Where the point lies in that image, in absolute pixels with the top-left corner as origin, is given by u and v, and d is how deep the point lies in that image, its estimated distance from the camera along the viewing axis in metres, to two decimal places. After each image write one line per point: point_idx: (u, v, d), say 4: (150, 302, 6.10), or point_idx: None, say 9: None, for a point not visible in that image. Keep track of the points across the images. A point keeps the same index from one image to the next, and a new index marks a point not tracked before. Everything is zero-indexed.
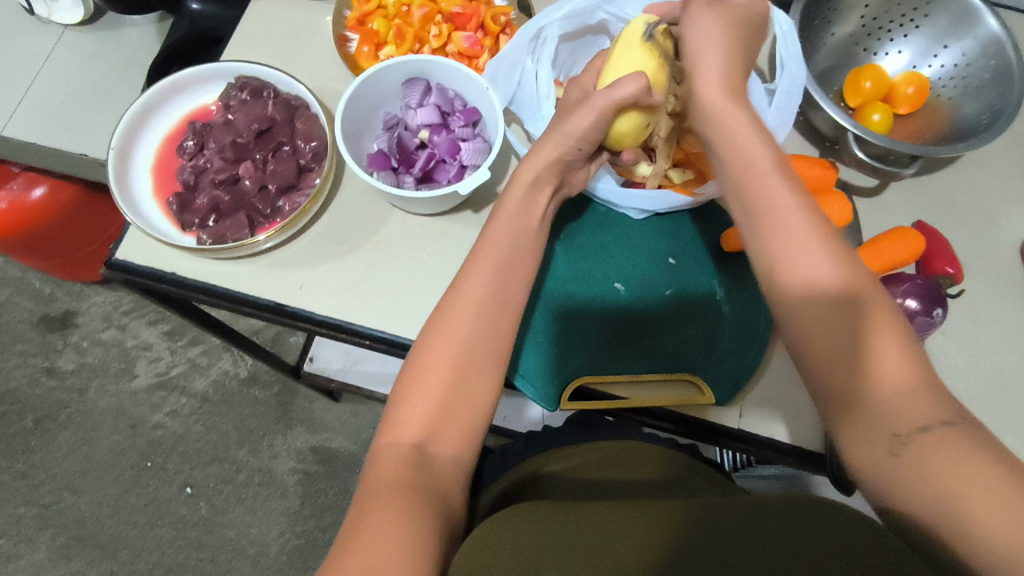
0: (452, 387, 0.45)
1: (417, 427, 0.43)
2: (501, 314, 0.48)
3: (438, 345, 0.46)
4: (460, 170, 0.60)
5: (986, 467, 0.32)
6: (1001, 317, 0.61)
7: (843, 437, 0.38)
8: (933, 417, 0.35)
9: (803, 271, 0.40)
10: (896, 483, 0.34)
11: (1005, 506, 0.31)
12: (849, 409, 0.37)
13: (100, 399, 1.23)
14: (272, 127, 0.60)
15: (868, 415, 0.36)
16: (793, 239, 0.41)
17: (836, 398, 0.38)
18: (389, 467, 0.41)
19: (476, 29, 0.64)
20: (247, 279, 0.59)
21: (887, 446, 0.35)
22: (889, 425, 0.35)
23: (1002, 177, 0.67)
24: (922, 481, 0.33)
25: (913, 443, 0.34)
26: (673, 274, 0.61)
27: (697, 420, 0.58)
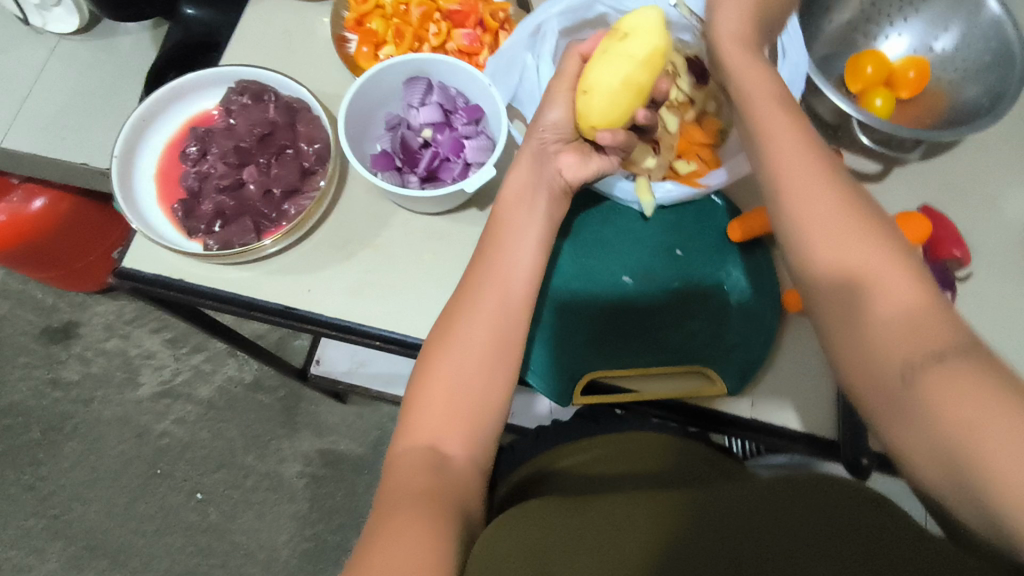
0: (457, 387, 0.45)
1: (430, 426, 0.44)
2: (508, 303, 0.48)
3: (445, 346, 0.46)
4: (465, 167, 0.59)
5: (996, 390, 0.33)
6: (1007, 299, 0.62)
7: (851, 354, 0.39)
8: (948, 343, 0.35)
9: (818, 223, 0.41)
10: (912, 408, 0.35)
11: (1013, 426, 0.31)
12: (856, 328, 0.39)
13: (105, 408, 1.23)
14: (274, 131, 0.60)
15: (872, 337, 0.38)
16: (817, 198, 0.41)
17: (843, 323, 0.40)
18: (407, 472, 0.42)
19: (475, 26, 0.64)
20: (255, 285, 0.59)
21: (899, 374, 0.36)
22: (901, 349, 0.36)
23: (1005, 159, 0.67)
24: (934, 411, 0.34)
25: (925, 370, 0.35)
26: (678, 266, 0.61)
27: (707, 409, 0.58)
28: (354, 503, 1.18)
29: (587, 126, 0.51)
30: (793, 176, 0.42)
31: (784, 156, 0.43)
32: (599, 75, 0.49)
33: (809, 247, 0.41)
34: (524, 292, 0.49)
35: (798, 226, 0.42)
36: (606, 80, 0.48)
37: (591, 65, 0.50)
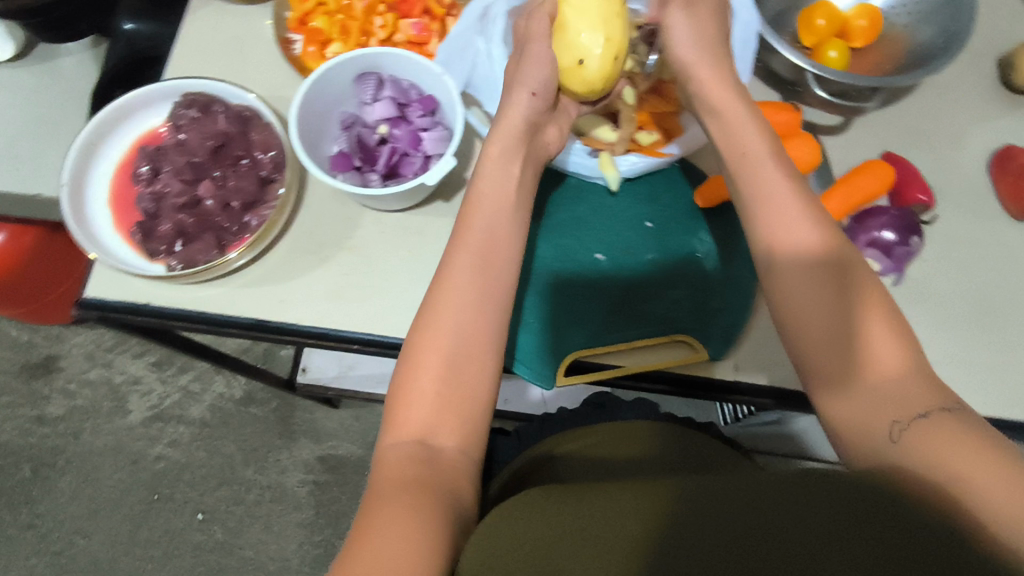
0: (443, 384, 0.44)
1: (417, 424, 0.43)
2: (490, 287, 0.46)
3: (428, 339, 0.45)
4: (425, 161, 0.57)
5: (978, 443, 0.33)
6: (977, 237, 0.63)
7: (840, 424, 0.39)
8: (932, 404, 0.36)
9: (803, 290, 0.42)
10: (898, 457, 0.35)
11: (996, 472, 0.32)
12: (848, 395, 0.39)
13: (96, 439, 1.21)
14: (227, 141, 0.58)
15: (865, 401, 0.38)
16: (792, 219, 0.44)
17: (836, 388, 0.40)
18: (394, 466, 0.41)
19: (422, 15, 0.62)
20: (224, 300, 0.58)
21: (886, 436, 0.36)
22: (889, 410, 0.37)
23: (964, 98, 0.68)
24: (923, 461, 0.34)
25: (910, 430, 0.35)
26: (653, 238, 0.61)
27: (692, 377, 0.58)
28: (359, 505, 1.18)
29: (601, 79, 0.53)
30: (778, 232, 0.44)
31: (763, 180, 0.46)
32: (609, 28, 0.52)
33: (797, 315, 0.42)
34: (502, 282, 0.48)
35: (786, 292, 0.43)
36: (609, 52, 0.52)
37: (578, 28, 0.51)
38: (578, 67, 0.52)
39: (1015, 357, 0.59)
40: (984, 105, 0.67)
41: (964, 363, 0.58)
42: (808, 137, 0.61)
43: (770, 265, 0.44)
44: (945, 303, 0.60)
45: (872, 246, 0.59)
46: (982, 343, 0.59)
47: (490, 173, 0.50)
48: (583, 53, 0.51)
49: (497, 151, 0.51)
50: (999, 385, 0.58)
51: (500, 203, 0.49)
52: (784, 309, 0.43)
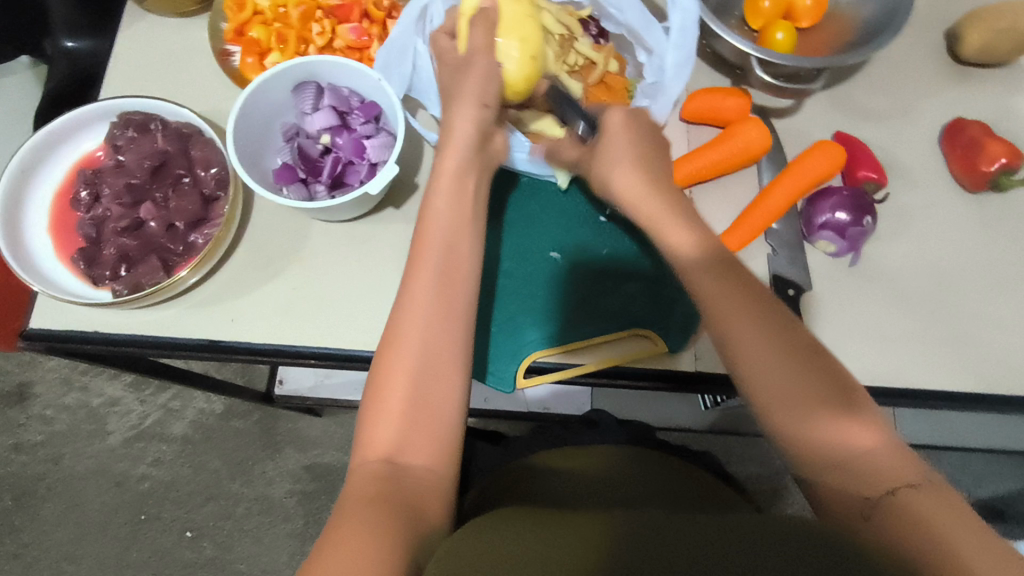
0: (411, 403, 0.41)
1: (388, 441, 0.41)
2: (453, 295, 0.45)
3: (397, 351, 0.43)
4: (371, 169, 0.56)
5: (965, 520, 0.32)
6: (931, 210, 0.63)
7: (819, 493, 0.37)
8: (906, 477, 0.34)
9: (759, 365, 0.38)
10: (879, 534, 0.33)
11: (985, 552, 0.30)
12: (821, 459, 0.36)
13: (77, 464, 1.20)
14: (167, 161, 0.56)
15: (838, 468, 0.35)
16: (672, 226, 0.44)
17: (805, 454, 0.37)
18: (363, 484, 0.39)
19: (360, 19, 0.61)
20: (177, 323, 0.57)
21: (858, 513, 0.34)
22: (863, 485, 0.35)
23: (913, 71, 0.68)
24: (906, 538, 0.32)
25: (888, 502, 0.33)
26: (607, 232, 0.60)
27: (650, 371, 0.57)
28: None
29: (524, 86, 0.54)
30: (723, 306, 0.40)
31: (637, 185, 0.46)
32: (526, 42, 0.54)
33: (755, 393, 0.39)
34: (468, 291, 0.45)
35: (742, 367, 0.39)
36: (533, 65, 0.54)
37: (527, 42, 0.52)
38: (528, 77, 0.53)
39: (974, 328, 0.59)
40: (933, 78, 0.67)
41: (924, 338, 0.58)
42: (758, 120, 0.60)
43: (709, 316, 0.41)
44: (903, 279, 0.60)
45: (825, 228, 0.59)
46: (941, 317, 0.59)
47: (445, 184, 0.47)
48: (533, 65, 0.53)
49: (449, 164, 0.48)
50: (959, 357, 0.58)
51: (459, 207, 0.47)
52: (742, 382, 0.39)
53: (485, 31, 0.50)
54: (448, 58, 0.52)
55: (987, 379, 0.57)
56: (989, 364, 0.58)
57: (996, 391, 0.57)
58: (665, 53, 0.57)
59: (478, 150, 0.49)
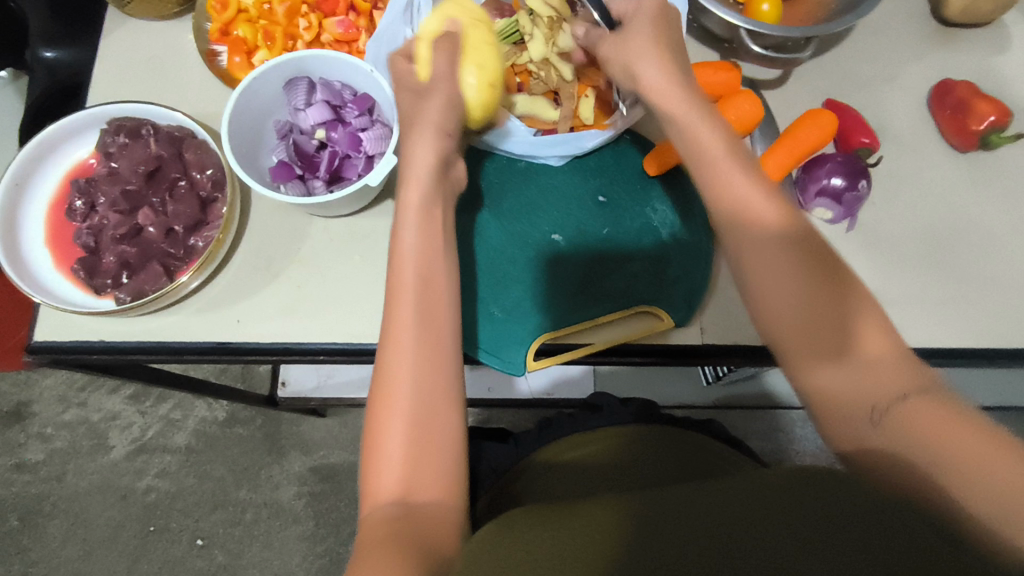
0: (412, 443, 0.41)
1: (397, 485, 0.40)
2: (434, 324, 0.44)
3: (387, 390, 0.42)
4: (368, 161, 0.56)
5: (958, 421, 0.34)
6: (921, 173, 0.64)
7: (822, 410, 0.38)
8: (907, 385, 0.36)
9: (774, 282, 0.40)
10: (881, 446, 0.35)
11: (984, 452, 0.33)
12: (821, 355, 0.38)
13: (81, 480, 1.19)
14: (161, 165, 0.56)
15: (841, 369, 0.38)
16: (731, 170, 0.44)
17: (803, 345, 0.39)
18: (376, 529, 0.38)
19: (347, 12, 0.61)
20: (180, 328, 0.57)
21: (867, 418, 0.36)
22: (868, 392, 0.36)
23: (897, 37, 0.68)
24: (911, 443, 0.34)
25: (891, 412, 0.35)
26: (606, 213, 0.60)
27: (659, 346, 0.57)
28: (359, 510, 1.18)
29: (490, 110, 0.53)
30: (746, 239, 0.42)
31: (700, 136, 0.45)
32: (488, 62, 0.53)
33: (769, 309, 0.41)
34: (452, 324, 0.45)
35: (757, 284, 0.41)
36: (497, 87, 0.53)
37: (480, 61, 0.51)
38: (488, 98, 0.52)
39: (970, 287, 0.60)
40: (916, 42, 0.68)
41: (923, 300, 0.59)
42: (752, 95, 0.60)
43: (720, 215, 0.44)
44: (896, 243, 0.61)
45: (821, 195, 0.60)
46: (936, 277, 0.60)
47: (411, 217, 0.46)
48: (492, 83, 0.52)
49: (416, 195, 0.47)
50: (958, 317, 0.59)
51: (431, 238, 0.46)
52: (745, 286, 0.42)
53: (446, 58, 0.49)
54: (408, 83, 0.51)
55: (985, 337, 0.58)
56: (985, 321, 0.59)
57: (996, 347, 0.58)
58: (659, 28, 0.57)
59: (438, 178, 0.48)
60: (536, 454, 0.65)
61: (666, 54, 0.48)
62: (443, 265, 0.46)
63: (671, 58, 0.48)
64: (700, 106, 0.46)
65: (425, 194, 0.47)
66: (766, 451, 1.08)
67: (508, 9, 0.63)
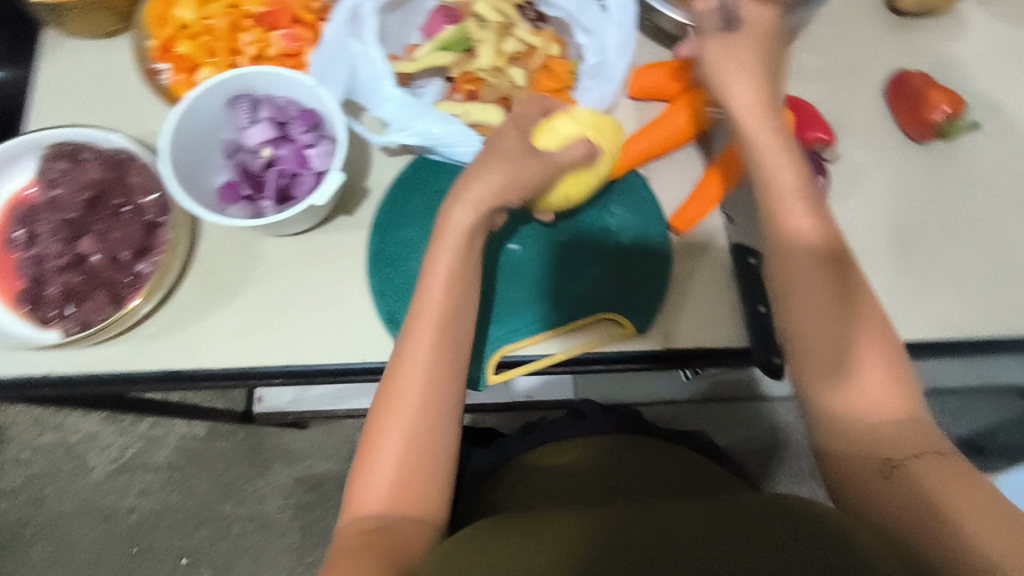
0: (403, 461, 0.43)
1: (381, 498, 0.42)
2: (444, 351, 0.45)
3: (390, 408, 0.44)
4: (317, 178, 0.54)
5: (967, 483, 0.36)
6: (881, 165, 0.63)
7: (834, 462, 0.42)
8: (923, 447, 0.39)
9: (809, 331, 0.44)
10: (884, 499, 0.38)
11: (987, 511, 0.35)
12: (845, 408, 0.41)
13: (62, 503, 1.17)
14: (104, 191, 0.54)
15: (866, 422, 0.41)
16: (782, 164, 0.47)
17: (830, 397, 0.42)
18: (353, 539, 0.40)
19: (291, 25, 0.59)
20: (132, 356, 0.55)
21: (879, 471, 0.39)
22: (882, 449, 0.40)
23: (852, 27, 0.68)
24: (916, 495, 0.37)
25: (901, 469, 0.38)
26: (564, 219, 0.60)
27: (620, 354, 0.56)
28: None
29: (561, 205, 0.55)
30: (799, 279, 0.45)
31: (761, 143, 0.48)
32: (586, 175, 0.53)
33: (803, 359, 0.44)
34: (462, 353, 0.46)
35: (800, 328, 0.44)
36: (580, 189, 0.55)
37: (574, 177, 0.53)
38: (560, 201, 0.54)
39: (930, 278, 0.60)
40: (872, 32, 0.68)
41: (883, 294, 0.59)
42: (704, 94, 0.60)
43: (773, 254, 0.47)
44: (859, 236, 0.61)
45: None
46: (899, 269, 0.60)
47: (448, 243, 0.47)
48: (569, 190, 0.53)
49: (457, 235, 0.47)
50: (919, 310, 0.59)
51: (461, 268, 0.46)
52: (787, 338, 0.45)
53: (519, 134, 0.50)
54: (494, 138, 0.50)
55: (947, 328, 0.58)
56: (949, 312, 0.59)
57: (957, 338, 0.58)
58: (607, 32, 0.57)
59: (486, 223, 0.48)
60: (514, 457, 0.64)
61: (757, 67, 0.49)
62: (467, 297, 0.47)
63: (773, 99, 0.49)
64: (767, 121, 0.48)
65: (462, 229, 0.46)
66: (753, 438, 1.07)
67: (457, 14, 0.61)
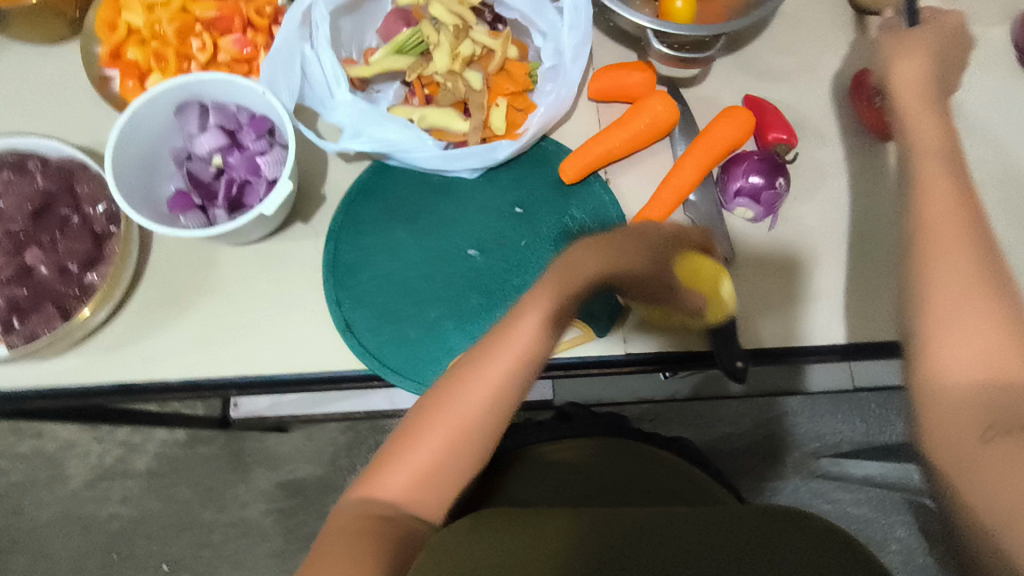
0: (430, 461, 0.45)
1: (394, 489, 0.44)
2: (510, 376, 0.46)
3: (441, 411, 0.45)
4: (269, 186, 0.53)
5: None
6: (847, 165, 0.63)
7: (938, 401, 0.38)
8: None
9: (947, 274, 0.40)
10: (975, 464, 0.35)
11: None
12: (954, 359, 0.38)
13: (41, 512, 1.16)
14: (51, 201, 0.53)
15: (981, 374, 0.38)
16: (929, 124, 0.47)
17: (938, 342, 0.39)
18: (353, 514, 0.43)
19: (243, 29, 0.58)
20: (84, 370, 0.54)
21: (979, 433, 0.36)
22: (983, 416, 0.37)
23: (816, 26, 0.67)
24: (1003, 472, 0.34)
25: (999, 442, 0.35)
26: (525, 224, 0.59)
27: (579, 359, 0.56)
28: None
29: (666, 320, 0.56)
30: (939, 239, 0.41)
31: (908, 104, 0.48)
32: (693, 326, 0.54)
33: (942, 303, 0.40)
34: (521, 378, 0.46)
35: (928, 279, 0.40)
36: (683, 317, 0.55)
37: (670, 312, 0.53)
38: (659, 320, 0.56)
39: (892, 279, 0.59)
40: (837, 30, 0.67)
41: (844, 294, 0.58)
42: (664, 94, 0.59)
43: (921, 206, 0.43)
44: (824, 238, 0.60)
45: (740, 195, 0.59)
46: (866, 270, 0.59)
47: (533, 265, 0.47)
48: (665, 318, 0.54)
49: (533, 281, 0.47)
50: (881, 311, 0.58)
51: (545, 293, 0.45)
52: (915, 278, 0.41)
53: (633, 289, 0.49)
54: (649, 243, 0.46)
55: None
56: None
57: None
58: (562, 35, 0.56)
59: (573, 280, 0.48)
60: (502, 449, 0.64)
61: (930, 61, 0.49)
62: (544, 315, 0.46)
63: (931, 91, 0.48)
64: (928, 91, 0.48)
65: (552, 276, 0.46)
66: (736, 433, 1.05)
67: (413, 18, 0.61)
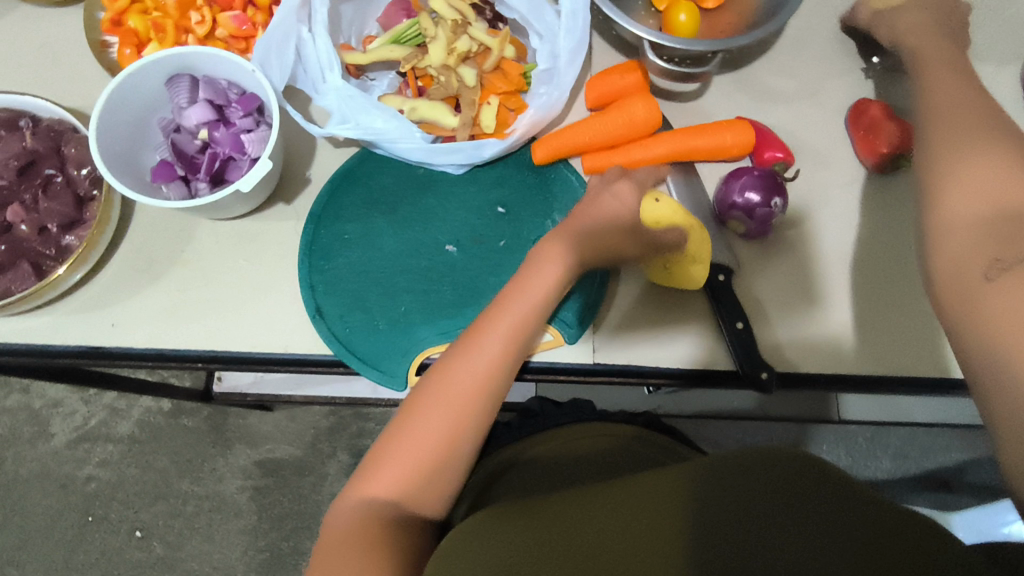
0: (428, 451, 0.42)
1: (390, 484, 0.42)
2: (505, 354, 0.45)
3: (435, 395, 0.44)
4: (253, 164, 0.54)
5: None
6: (837, 193, 0.62)
7: (939, 259, 0.37)
8: None
9: (956, 144, 0.40)
10: (976, 299, 0.34)
11: None
12: (959, 203, 0.37)
13: (20, 467, 1.17)
14: (36, 160, 0.53)
15: (990, 207, 0.36)
16: (940, 75, 0.48)
17: (952, 191, 0.38)
18: (354, 516, 0.41)
19: (243, 7, 0.58)
20: (55, 330, 0.55)
21: (983, 269, 0.34)
22: (994, 248, 0.34)
23: (820, 51, 0.66)
24: (1007, 300, 0.32)
25: (1011, 270, 0.33)
26: (504, 224, 0.59)
27: (549, 364, 0.56)
28: (302, 505, 1.15)
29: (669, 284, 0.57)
30: (952, 123, 0.42)
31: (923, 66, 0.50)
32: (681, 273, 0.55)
33: (939, 163, 0.40)
34: (517, 357, 0.46)
35: (934, 156, 0.41)
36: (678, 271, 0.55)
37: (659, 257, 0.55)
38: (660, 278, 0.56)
39: (869, 311, 0.58)
40: (841, 56, 0.66)
41: (818, 322, 0.58)
42: (650, 98, 0.59)
43: (926, 112, 0.45)
44: (806, 264, 0.59)
45: (732, 209, 0.58)
46: (847, 301, 0.58)
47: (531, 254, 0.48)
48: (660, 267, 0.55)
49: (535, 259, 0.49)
50: (856, 342, 0.57)
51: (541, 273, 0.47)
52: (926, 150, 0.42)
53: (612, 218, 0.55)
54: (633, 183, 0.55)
55: (879, 363, 0.57)
56: (892, 350, 0.57)
57: (889, 373, 0.56)
58: (557, 40, 0.56)
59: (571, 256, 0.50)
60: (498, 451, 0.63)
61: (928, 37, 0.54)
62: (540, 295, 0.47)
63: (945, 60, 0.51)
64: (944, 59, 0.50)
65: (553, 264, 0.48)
66: None
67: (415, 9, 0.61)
